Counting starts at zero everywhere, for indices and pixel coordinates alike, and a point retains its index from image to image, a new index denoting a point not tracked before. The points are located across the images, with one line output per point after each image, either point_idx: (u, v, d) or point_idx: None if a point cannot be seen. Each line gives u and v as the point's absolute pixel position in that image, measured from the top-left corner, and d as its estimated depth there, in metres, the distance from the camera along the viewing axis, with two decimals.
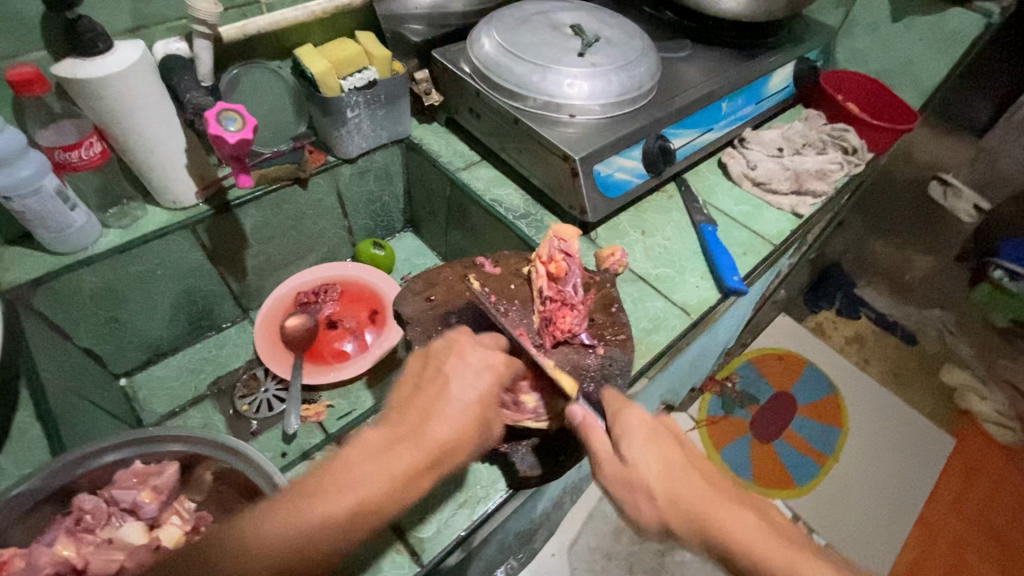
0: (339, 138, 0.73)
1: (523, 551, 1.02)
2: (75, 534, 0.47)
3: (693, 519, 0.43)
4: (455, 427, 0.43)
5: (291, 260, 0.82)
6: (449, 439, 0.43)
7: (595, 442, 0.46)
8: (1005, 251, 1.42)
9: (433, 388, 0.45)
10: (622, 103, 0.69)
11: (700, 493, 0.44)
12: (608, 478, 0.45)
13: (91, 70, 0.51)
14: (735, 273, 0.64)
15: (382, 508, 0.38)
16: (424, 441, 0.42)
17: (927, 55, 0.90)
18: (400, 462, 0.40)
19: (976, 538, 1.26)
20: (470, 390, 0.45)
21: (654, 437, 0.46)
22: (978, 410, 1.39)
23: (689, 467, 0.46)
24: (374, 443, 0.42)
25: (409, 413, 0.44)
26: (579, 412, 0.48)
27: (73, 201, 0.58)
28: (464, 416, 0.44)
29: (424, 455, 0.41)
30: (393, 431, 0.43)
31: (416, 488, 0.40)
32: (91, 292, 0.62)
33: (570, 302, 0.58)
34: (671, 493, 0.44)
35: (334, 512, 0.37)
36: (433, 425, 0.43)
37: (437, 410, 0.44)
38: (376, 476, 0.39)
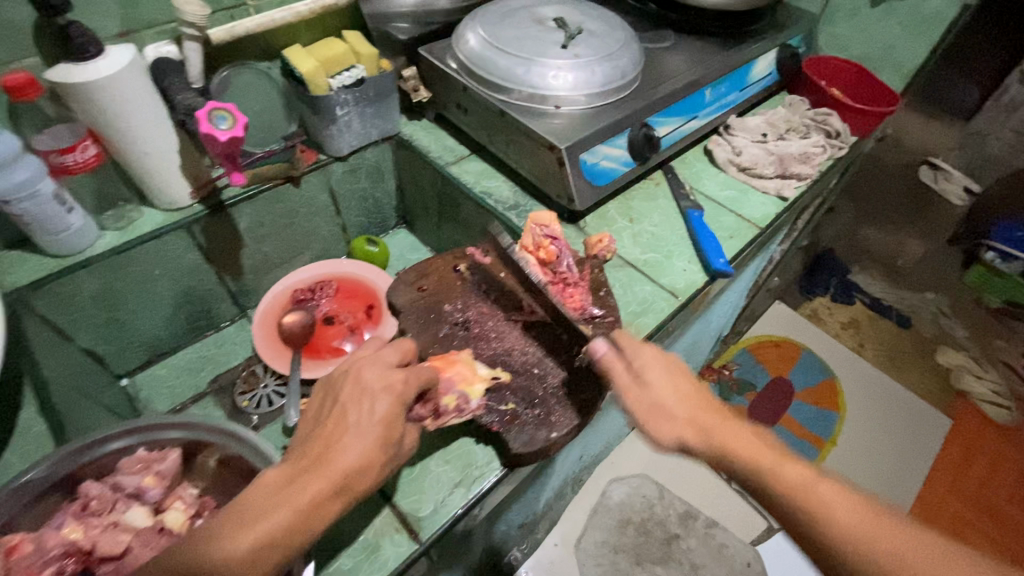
0: (329, 136, 0.74)
1: (526, 541, 1.07)
2: (82, 518, 0.47)
3: (704, 425, 0.46)
4: (360, 452, 0.40)
5: (286, 258, 0.83)
6: (354, 464, 0.40)
7: (611, 369, 0.50)
8: (996, 233, 1.41)
9: (331, 419, 0.42)
10: (606, 93, 0.70)
11: (715, 426, 0.46)
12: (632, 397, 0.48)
13: (84, 74, 0.53)
14: (721, 256, 0.66)
15: (289, 539, 0.36)
16: (328, 468, 0.39)
17: (907, 38, 0.91)
18: (301, 494, 0.38)
19: (974, 516, 1.28)
20: (372, 417, 0.42)
21: (662, 363, 0.50)
22: (973, 390, 1.42)
23: (683, 390, 0.49)
24: (275, 479, 0.39)
25: (313, 445, 0.41)
26: (602, 349, 0.51)
27: (69, 204, 0.59)
28: (370, 437, 0.41)
29: (329, 482, 0.39)
30: (294, 466, 0.40)
31: (321, 517, 0.38)
32: (90, 293, 0.63)
33: (573, 281, 0.61)
34: (683, 411, 0.47)
35: (234, 551, 0.35)
36: (337, 452, 0.40)
37: (339, 437, 0.41)
38: (280, 509, 0.37)
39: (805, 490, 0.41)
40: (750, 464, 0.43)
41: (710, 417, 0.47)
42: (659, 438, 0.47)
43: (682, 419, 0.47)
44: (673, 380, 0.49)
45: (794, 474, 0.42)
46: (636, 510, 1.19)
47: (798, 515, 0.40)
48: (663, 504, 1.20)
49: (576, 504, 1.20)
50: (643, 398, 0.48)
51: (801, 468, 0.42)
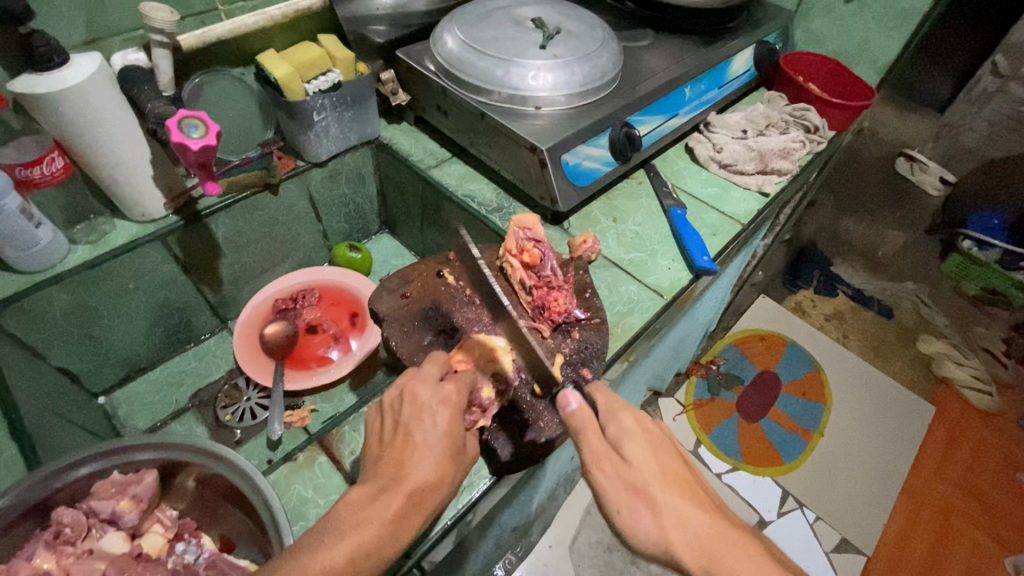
0: (307, 142, 0.73)
1: (520, 545, 1.10)
2: (55, 547, 0.45)
3: (699, 539, 0.39)
4: (433, 465, 0.42)
5: (267, 268, 0.81)
6: (429, 479, 0.41)
7: (586, 433, 0.45)
8: (972, 221, 1.46)
9: (399, 439, 0.43)
10: (586, 93, 0.70)
11: (717, 548, 0.38)
12: (607, 474, 0.43)
13: (50, 84, 0.51)
14: (705, 253, 0.66)
15: (381, 551, 0.38)
16: (406, 482, 0.41)
17: (882, 33, 0.91)
18: (386, 509, 0.39)
19: (962, 502, 1.31)
20: (439, 434, 0.44)
21: (654, 442, 0.45)
22: (956, 377, 1.47)
23: (679, 487, 0.42)
24: (360, 496, 0.40)
25: (384, 465, 0.42)
26: (573, 402, 0.47)
27: (37, 218, 0.57)
28: (437, 452, 0.43)
29: (407, 497, 0.40)
30: (373, 483, 0.41)
31: (407, 531, 0.39)
32: (62, 310, 0.61)
33: (556, 285, 0.58)
34: (676, 514, 0.40)
35: (334, 563, 0.36)
36: (411, 467, 0.42)
37: (410, 454, 0.42)
38: (370, 521, 0.38)
39: None
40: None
41: (711, 531, 0.39)
42: (641, 543, 0.40)
43: (666, 504, 0.40)
44: (659, 457, 0.43)
45: None
46: None
47: None
48: None
49: (570, 505, 1.26)
50: (620, 483, 0.42)
51: None
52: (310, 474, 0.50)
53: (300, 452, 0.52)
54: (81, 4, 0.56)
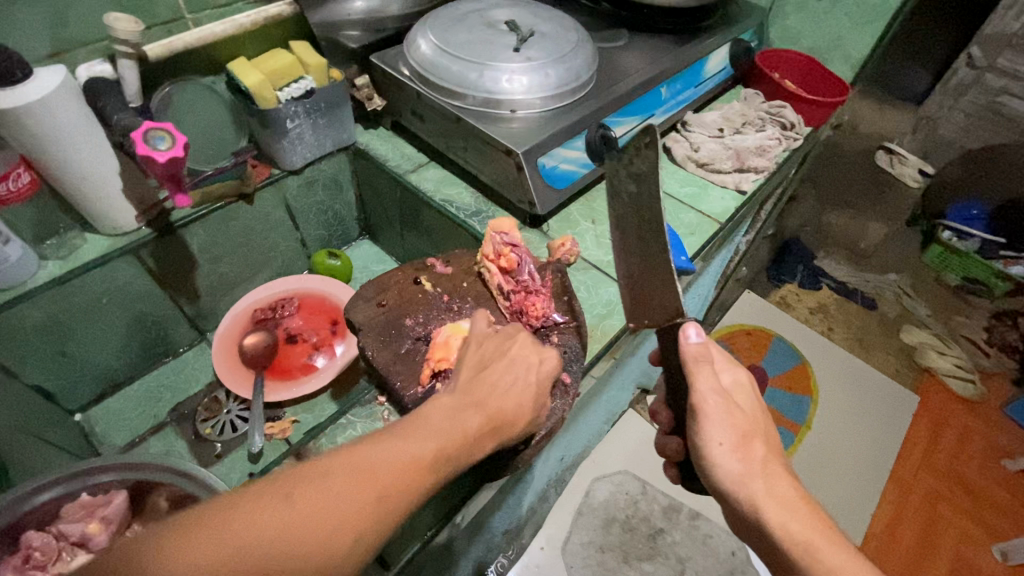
0: (282, 150, 0.72)
1: (511, 546, 1.13)
2: (23, 572, 0.44)
3: (777, 494, 0.46)
4: (516, 398, 0.43)
5: (245, 277, 0.81)
6: (508, 409, 0.42)
7: (699, 364, 0.49)
8: (953, 212, 1.52)
9: (496, 367, 0.45)
10: (562, 95, 0.70)
11: (791, 510, 0.46)
12: (712, 406, 0.48)
13: (10, 99, 0.49)
14: (684, 252, 0.67)
15: (454, 457, 0.38)
16: (488, 404, 0.42)
17: (855, 29, 0.92)
18: (469, 421, 0.40)
19: (947, 490, 1.33)
20: (529, 372, 0.45)
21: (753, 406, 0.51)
22: (938, 366, 1.49)
23: (768, 449, 0.49)
24: (449, 406, 0.41)
25: (475, 384, 0.43)
26: (694, 335, 0.50)
27: (4, 236, 0.55)
28: (525, 388, 0.44)
29: (488, 418, 0.41)
30: (462, 396, 0.42)
31: (477, 449, 0.40)
32: (33, 327, 0.60)
33: (534, 290, 0.58)
34: (761, 469, 0.47)
35: (420, 454, 0.36)
36: (500, 394, 0.43)
37: (501, 382, 0.44)
38: (450, 428, 0.39)
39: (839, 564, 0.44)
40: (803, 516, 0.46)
41: (793, 495, 0.47)
42: (726, 471, 0.47)
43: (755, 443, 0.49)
44: (754, 405, 0.52)
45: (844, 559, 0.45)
46: (620, 508, 1.26)
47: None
48: (646, 499, 1.28)
49: (561, 505, 1.26)
50: (727, 423, 0.48)
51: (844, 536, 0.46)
52: None
53: (278, 465, 0.52)
54: (42, 16, 0.54)
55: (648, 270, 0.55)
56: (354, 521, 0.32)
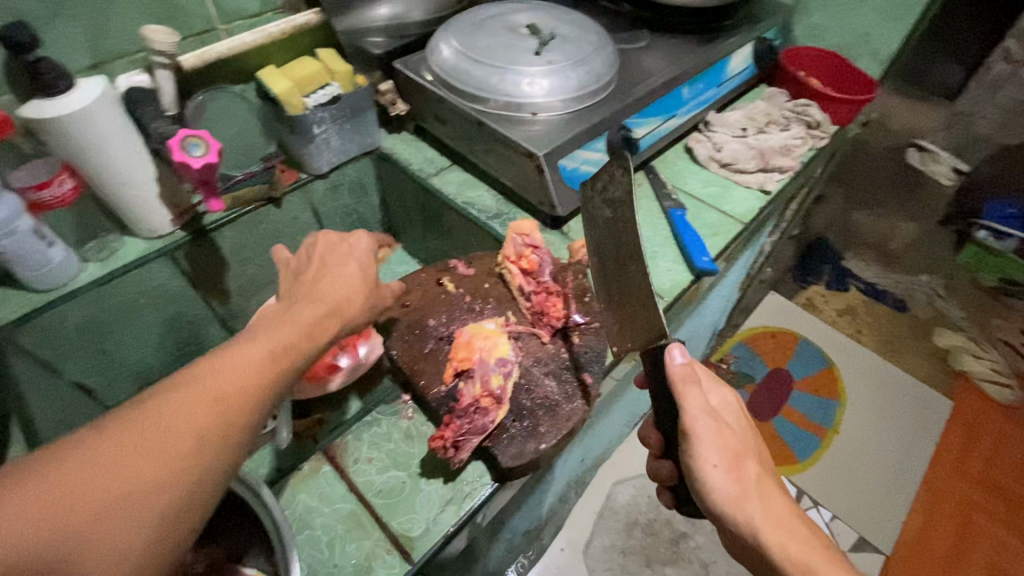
0: (309, 154, 0.74)
1: (532, 548, 1.14)
2: None
3: (771, 513, 0.47)
4: (349, 287, 0.44)
5: (274, 278, 0.83)
6: (345, 294, 0.44)
7: (688, 386, 0.47)
8: (989, 211, 1.41)
9: (319, 269, 0.46)
10: (582, 97, 0.70)
11: (787, 528, 0.46)
12: (706, 429, 0.47)
13: (56, 109, 0.52)
14: (705, 254, 0.66)
15: (301, 344, 0.38)
16: (322, 296, 0.43)
17: (883, 25, 0.90)
18: (310, 313, 0.41)
19: (982, 498, 1.29)
20: (351, 261, 0.47)
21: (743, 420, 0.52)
22: (974, 370, 1.45)
23: (761, 467, 0.49)
24: (283, 307, 0.42)
25: (306, 284, 0.44)
26: (680, 355, 0.47)
27: (49, 238, 0.58)
28: (353, 279, 0.45)
29: (326, 305, 0.42)
30: (292, 299, 0.43)
31: (325, 332, 0.41)
32: (76, 326, 0.63)
33: (555, 291, 0.58)
34: (754, 489, 0.48)
35: (256, 353, 0.36)
36: (334, 286, 0.44)
37: (330, 275, 0.45)
38: (292, 323, 0.39)
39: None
40: (790, 536, 0.46)
41: (784, 512, 0.47)
42: (714, 491, 0.47)
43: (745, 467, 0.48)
44: (737, 420, 0.52)
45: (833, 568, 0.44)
46: (642, 511, 1.26)
47: None
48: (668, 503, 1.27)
49: (582, 507, 1.26)
50: (717, 444, 0.47)
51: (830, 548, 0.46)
52: (316, 483, 0.51)
53: (305, 462, 0.53)
54: (85, 29, 0.57)
55: (626, 288, 0.51)
56: (203, 420, 0.32)
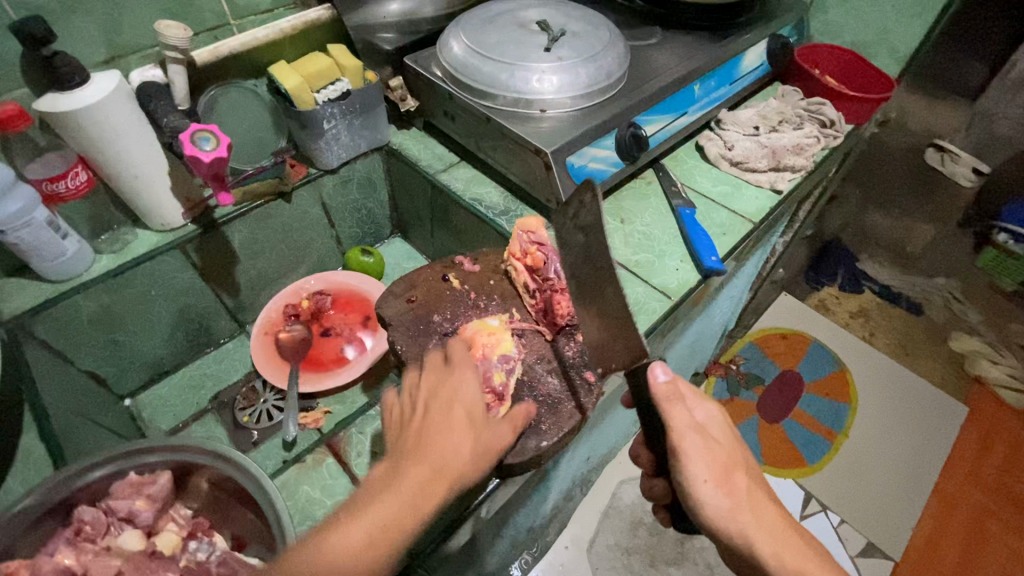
0: (319, 150, 0.74)
1: (536, 545, 1.14)
2: (76, 544, 0.48)
3: (764, 522, 0.47)
4: (457, 445, 0.43)
5: (283, 272, 0.84)
6: (454, 455, 0.42)
7: (672, 408, 0.47)
8: (1007, 214, 1.42)
9: (433, 411, 0.45)
10: (592, 94, 0.70)
11: (779, 537, 0.47)
12: (698, 446, 0.46)
13: (71, 102, 0.53)
14: (714, 253, 0.65)
15: (399, 525, 0.39)
16: (427, 454, 0.42)
17: (901, 22, 0.88)
18: (410, 482, 0.41)
19: (997, 506, 1.26)
20: (460, 403, 0.45)
21: (728, 430, 0.50)
22: (990, 375, 1.42)
23: (749, 477, 0.49)
24: (386, 471, 0.42)
25: (411, 432, 0.44)
26: (663, 375, 0.46)
27: (63, 230, 0.60)
28: (467, 431, 0.44)
29: (428, 466, 0.41)
30: (399, 454, 0.43)
31: (425, 506, 0.40)
32: (88, 316, 0.64)
33: (560, 287, 0.57)
34: (746, 502, 0.48)
35: (360, 533, 0.38)
36: (440, 444, 0.42)
37: (438, 428, 0.43)
38: (394, 500, 0.40)
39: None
40: (780, 545, 0.47)
41: (776, 521, 0.48)
42: (711, 513, 0.47)
43: (739, 485, 0.48)
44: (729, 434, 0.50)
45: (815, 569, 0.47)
46: (647, 511, 1.25)
47: None
48: None
49: (587, 506, 1.26)
50: (707, 458, 0.47)
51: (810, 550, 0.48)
52: (317, 476, 0.52)
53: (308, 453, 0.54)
54: (100, 24, 0.58)
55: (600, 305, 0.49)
56: None
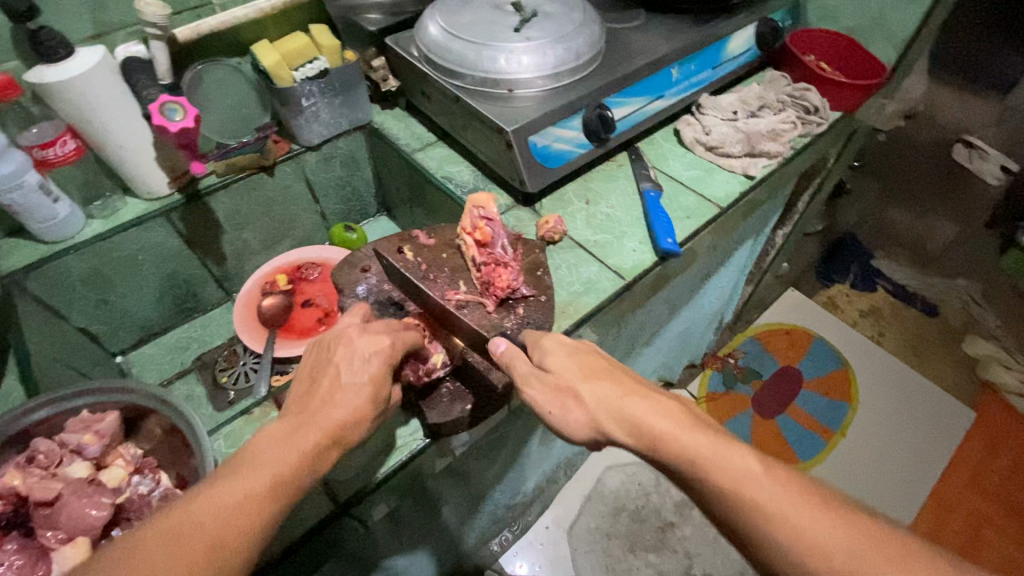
0: (299, 127, 0.77)
1: (515, 522, 1.16)
2: (23, 468, 0.51)
3: (622, 419, 0.47)
4: (353, 407, 0.46)
5: (269, 245, 0.88)
6: (347, 417, 0.46)
7: (517, 364, 0.51)
8: None
9: (326, 378, 0.48)
10: (560, 75, 0.70)
11: (651, 416, 0.46)
12: (536, 390, 0.50)
13: (57, 74, 0.57)
14: (671, 235, 0.65)
15: (298, 477, 0.41)
16: (324, 420, 0.45)
17: (898, 7, 0.85)
18: (304, 441, 0.43)
19: (995, 514, 1.23)
20: (362, 377, 0.48)
21: (570, 347, 0.52)
22: (1003, 382, 1.36)
23: (615, 382, 0.49)
24: (279, 432, 0.44)
25: (307, 400, 0.47)
26: (501, 345, 0.53)
27: (55, 194, 0.64)
28: (361, 396, 0.47)
29: (326, 432, 0.44)
30: (295, 418, 0.45)
31: (322, 463, 0.44)
32: (79, 276, 0.69)
33: (503, 262, 0.59)
34: (603, 404, 0.48)
35: (256, 488, 0.39)
36: (333, 408, 0.46)
37: (335, 396, 0.47)
38: (288, 453, 0.42)
39: (705, 457, 0.43)
40: (660, 429, 0.45)
41: (651, 408, 0.47)
42: (573, 428, 0.49)
43: (594, 397, 0.48)
44: (580, 359, 0.51)
45: (703, 443, 0.43)
46: (630, 498, 1.26)
47: (701, 481, 0.42)
48: (659, 492, 1.26)
49: (571, 488, 1.27)
50: (547, 395, 0.49)
51: (702, 432, 0.44)
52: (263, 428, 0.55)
53: (260, 406, 0.57)
54: (86, 2, 0.62)
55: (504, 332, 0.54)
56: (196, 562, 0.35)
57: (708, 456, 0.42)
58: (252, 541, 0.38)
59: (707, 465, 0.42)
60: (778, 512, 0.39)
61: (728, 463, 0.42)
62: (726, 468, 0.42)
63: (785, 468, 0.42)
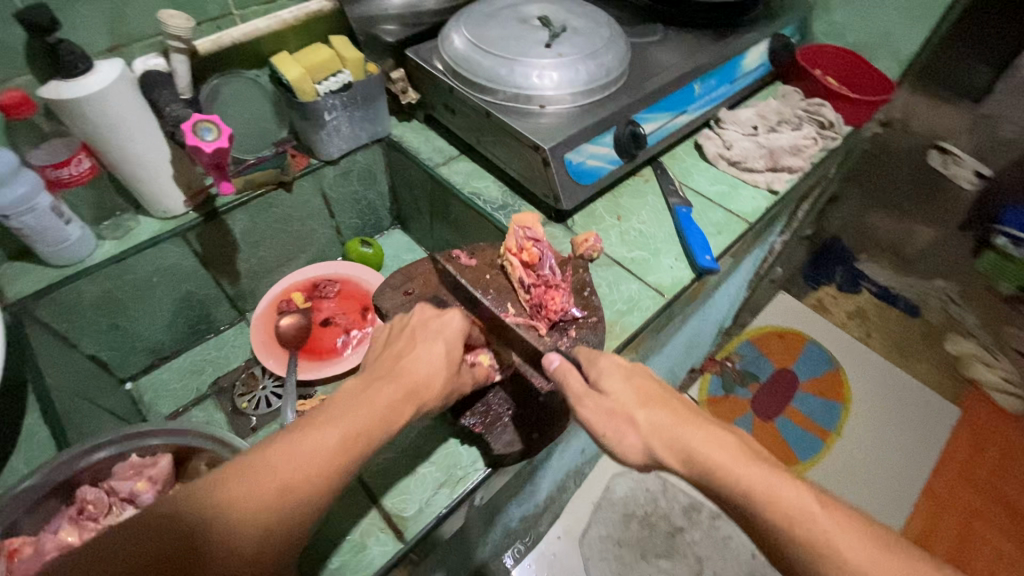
0: (320, 141, 0.75)
1: (528, 534, 1.16)
2: (78, 522, 0.50)
3: (675, 447, 0.46)
4: (428, 365, 0.48)
5: (283, 262, 0.85)
6: (422, 375, 0.48)
7: (570, 378, 0.50)
8: (1007, 216, 1.21)
9: (403, 343, 0.51)
10: (592, 91, 0.70)
11: (711, 445, 0.45)
12: (589, 411, 0.50)
13: (74, 90, 0.54)
14: (708, 252, 0.66)
15: (371, 432, 0.42)
16: (400, 376, 0.47)
17: (904, 25, 0.88)
18: (383, 394, 0.45)
19: (983, 507, 1.31)
20: (436, 341, 0.50)
21: (625, 369, 0.51)
22: (984, 379, 1.43)
23: (670, 411, 0.48)
24: (356, 387, 0.46)
25: (383, 361, 0.49)
26: (555, 361, 0.52)
27: (66, 216, 0.60)
28: (435, 354, 0.49)
29: (402, 387, 0.46)
30: (372, 375, 0.47)
31: (397, 417, 0.44)
32: (91, 301, 0.65)
33: (555, 284, 0.59)
34: (658, 426, 0.48)
35: (330, 437, 0.40)
36: (410, 366, 0.48)
37: (410, 356, 0.49)
38: (364, 407, 0.43)
39: (762, 489, 0.42)
40: (717, 459, 0.44)
41: (708, 437, 0.46)
42: (626, 452, 0.48)
43: (648, 425, 0.48)
44: (633, 384, 0.50)
45: (759, 476, 0.43)
46: (640, 504, 1.26)
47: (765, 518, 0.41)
48: (667, 497, 1.28)
49: (580, 497, 1.27)
50: (594, 416, 0.49)
51: (760, 465, 0.43)
52: None
53: None
54: (104, 12, 0.58)
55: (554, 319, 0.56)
56: (271, 503, 0.37)
57: (768, 491, 0.42)
58: (325, 487, 0.39)
59: (772, 503, 0.41)
60: (832, 548, 0.39)
61: (786, 498, 0.41)
62: (784, 505, 0.41)
63: (843, 506, 0.42)
